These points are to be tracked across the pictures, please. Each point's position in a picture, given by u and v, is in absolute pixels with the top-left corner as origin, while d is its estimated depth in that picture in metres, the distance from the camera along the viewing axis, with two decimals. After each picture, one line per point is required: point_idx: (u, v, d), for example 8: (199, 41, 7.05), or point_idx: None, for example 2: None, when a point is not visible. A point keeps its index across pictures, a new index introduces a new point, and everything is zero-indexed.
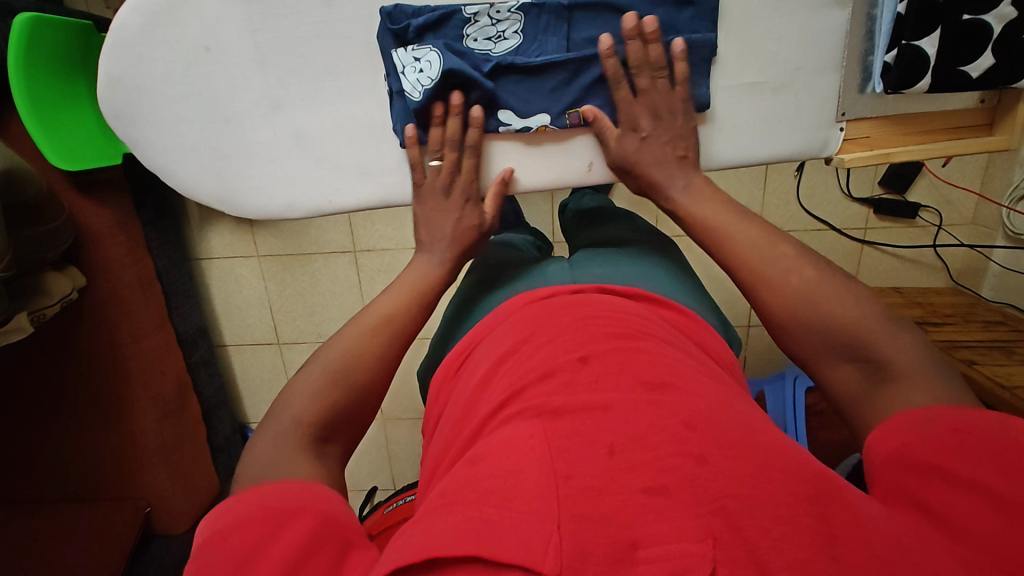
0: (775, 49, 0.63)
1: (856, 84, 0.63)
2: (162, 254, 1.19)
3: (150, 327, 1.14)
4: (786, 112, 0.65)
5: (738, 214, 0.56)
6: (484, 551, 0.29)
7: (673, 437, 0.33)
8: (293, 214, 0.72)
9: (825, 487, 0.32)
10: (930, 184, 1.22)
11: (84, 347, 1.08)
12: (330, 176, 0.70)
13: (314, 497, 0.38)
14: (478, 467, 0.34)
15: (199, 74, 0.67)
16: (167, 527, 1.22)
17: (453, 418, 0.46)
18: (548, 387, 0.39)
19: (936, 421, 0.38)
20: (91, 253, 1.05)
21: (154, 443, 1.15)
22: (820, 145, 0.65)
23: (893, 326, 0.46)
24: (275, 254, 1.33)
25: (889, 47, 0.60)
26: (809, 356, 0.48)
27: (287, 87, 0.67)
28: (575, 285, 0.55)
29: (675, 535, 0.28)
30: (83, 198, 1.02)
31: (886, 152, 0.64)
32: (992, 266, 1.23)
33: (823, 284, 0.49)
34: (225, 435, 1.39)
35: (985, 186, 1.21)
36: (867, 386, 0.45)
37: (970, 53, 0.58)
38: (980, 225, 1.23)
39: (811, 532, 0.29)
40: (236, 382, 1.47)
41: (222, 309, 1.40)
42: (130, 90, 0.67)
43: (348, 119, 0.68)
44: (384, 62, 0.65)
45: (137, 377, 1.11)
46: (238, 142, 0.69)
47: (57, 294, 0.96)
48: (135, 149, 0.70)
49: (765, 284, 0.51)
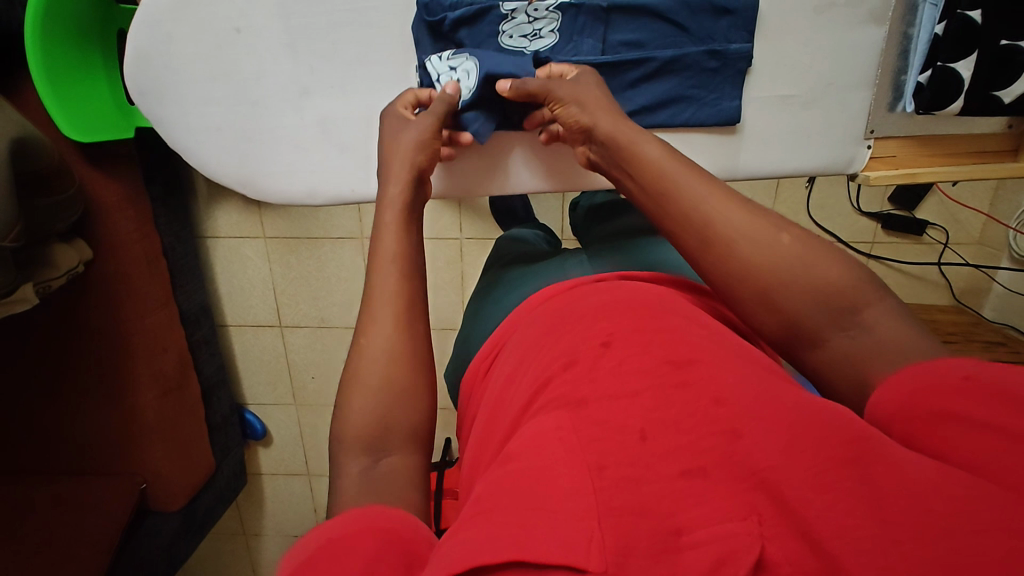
0: (809, 63, 0.63)
1: (887, 102, 0.63)
2: (168, 231, 1.18)
3: (154, 303, 1.13)
4: (815, 124, 0.65)
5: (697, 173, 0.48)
6: (527, 554, 0.30)
7: (706, 418, 0.34)
8: (313, 201, 0.71)
9: (864, 445, 0.31)
10: (939, 203, 1.23)
11: (89, 321, 1.07)
12: (352, 164, 0.70)
13: (369, 513, 0.38)
14: (509, 468, 0.35)
15: (229, 55, 0.66)
16: (163, 504, 1.21)
17: (486, 415, 0.47)
18: (572, 375, 0.40)
19: (942, 370, 0.35)
20: (97, 227, 1.03)
21: (153, 419, 1.14)
22: (847, 162, 0.65)
23: (879, 291, 0.41)
24: (281, 236, 1.32)
25: (924, 68, 0.60)
26: (807, 328, 0.41)
27: (317, 74, 0.67)
28: (599, 276, 0.55)
29: (721, 516, 0.30)
30: (94, 171, 1.01)
31: (912, 173, 0.64)
32: (996, 287, 1.24)
33: (810, 246, 0.43)
34: (222, 415, 1.38)
35: (994, 208, 1.22)
36: (861, 353, 0.39)
37: (1002, 78, 0.59)
38: (986, 246, 1.25)
39: (857, 497, 0.28)
40: (236, 363, 1.46)
41: (225, 289, 1.39)
42: (157, 68, 0.66)
43: (376, 108, 0.67)
44: (418, 53, 0.65)
45: (139, 353, 1.11)
46: (264, 126, 0.69)
47: (64, 267, 0.95)
48: (158, 128, 0.69)
49: (747, 244, 0.43)
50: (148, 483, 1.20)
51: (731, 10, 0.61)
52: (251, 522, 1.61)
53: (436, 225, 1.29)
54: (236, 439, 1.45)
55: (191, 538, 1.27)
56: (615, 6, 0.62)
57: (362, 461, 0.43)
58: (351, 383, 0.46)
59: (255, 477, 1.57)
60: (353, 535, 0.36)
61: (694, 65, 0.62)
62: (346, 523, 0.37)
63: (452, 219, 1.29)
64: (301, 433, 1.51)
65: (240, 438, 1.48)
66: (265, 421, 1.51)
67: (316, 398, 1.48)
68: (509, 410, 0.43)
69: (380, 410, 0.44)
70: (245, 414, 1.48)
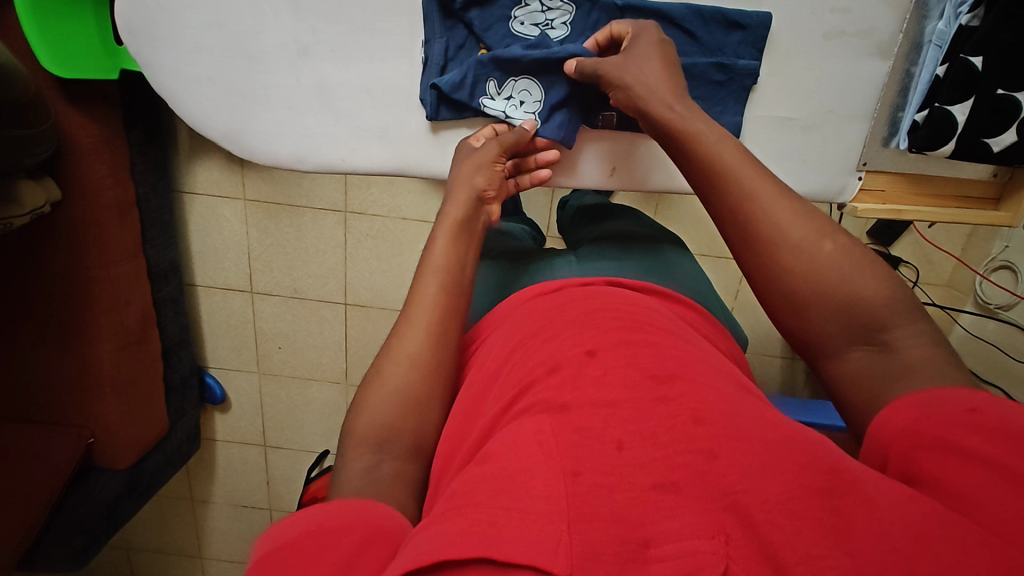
0: (812, 88, 0.63)
1: (881, 137, 0.64)
2: (144, 180, 1.14)
3: (123, 254, 1.09)
4: (811, 150, 0.65)
5: (757, 165, 0.47)
6: (494, 552, 0.30)
7: (684, 434, 0.34)
8: (301, 166, 0.69)
9: (835, 478, 0.32)
10: (914, 242, 1.26)
11: (53, 264, 1.03)
12: (346, 135, 0.68)
13: (344, 508, 0.38)
14: (485, 467, 0.35)
15: (228, 5, 0.64)
16: (110, 461, 1.18)
17: (460, 410, 0.46)
18: (556, 381, 0.40)
19: (950, 401, 0.37)
20: (69, 168, 0.99)
21: (108, 372, 1.10)
22: (837, 190, 0.66)
23: (912, 312, 0.42)
24: (261, 200, 1.29)
25: (921, 107, 0.62)
26: (825, 338, 0.43)
27: (318, 37, 0.65)
28: (586, 279, 0.55)
29: (687, 533, 0.30)
30: (70, 108, 0.96)
31: (899, 209, 0.66)
32: (958, 329, 1.28)
33: (852, 256, 0.43)
34: (181, 375, 1.35)
35: (965, 252, 1.26)
36: (879, 375, 0.41)
37: (995, 126, 0.60)
38: (954, 289, 1.28)
39: (825, 526, 0.29)
40: (200, 324, 1.42)
41: (197, 248, 1.35)
42: (149, 8, 0.63)
43: (377, 80, 0.66)
44: (424, 26, 0.63)
45: (100, 305, 1.07)
46: (258, 83, 0.66)
47: (28, 206, 0.91)
48: (145, 71, 0.66)
49: (788, 246, 0.44)
50: (96, 438, 1.16)
51: (743, 26, 0.60)
52: (200, 488, 1.58)
53: (421, 207, 1.28)
54: (193, 402, 1.41)
55: (135, 498, 1.24)
56: (630, 6, 0.61)
57: (368, 460, 0.43)
58: (372, 384, 0.47)
59: (209, 443, 1.53)
60: (345, 525, 0.36)
61: (702, 75, 0.62)
62: (339, 513, 0.37)
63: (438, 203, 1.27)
64: (262, 403, 1.49)
65: (198, 401, 1.44)
66: (225, 387, 1.48)
67: (280, 368, 1.45)
68: (489, 406, 0.43)
69: (393, 414, 0.45)
70: (206, 377, 1.45)
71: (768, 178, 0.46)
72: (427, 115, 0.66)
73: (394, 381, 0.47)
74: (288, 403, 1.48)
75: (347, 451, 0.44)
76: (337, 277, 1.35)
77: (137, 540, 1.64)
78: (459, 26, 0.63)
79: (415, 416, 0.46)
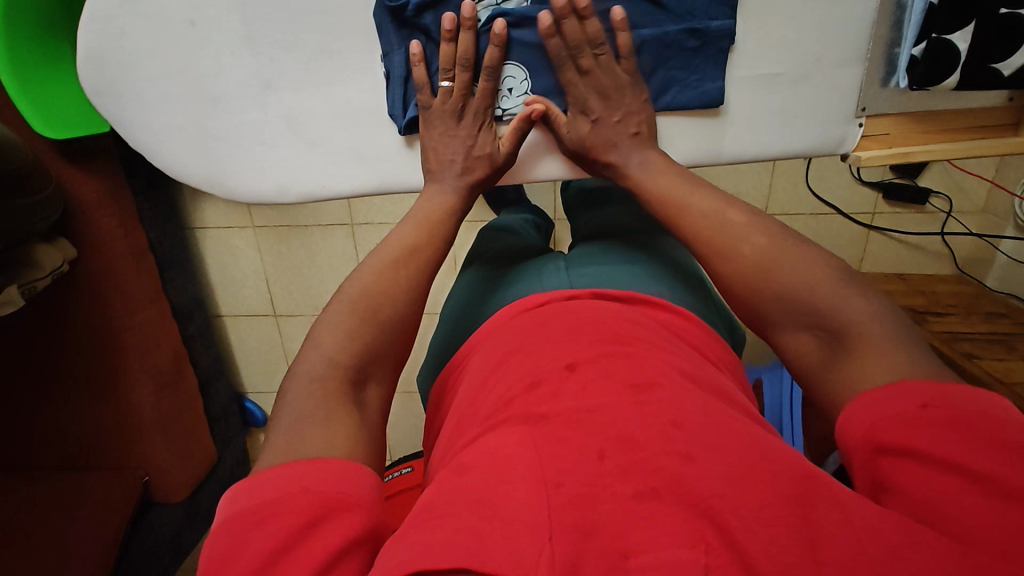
0: (795, 39, 0.61)
1: (879, 78, 0.62)
2: (154, 225, 1.16)
3: (146, 298, 1.12)
4: (802, 104, 0.64)
5: (706, 191, 0.54)
6: (475, 563, 0.28)
7: (659, 433, 0.34)
8: (285, 197, 0.73)
9: (808, 485, 0.31)
10: (942, 171, 1.19)
11: (79, 317, 1.06)
12: (325, 160, 0.70)
13: (314, 478, 0.37)
14: (463, 480, 0.34)
15: (185, 51, 0.66)
16: (167, 494, 1.23)
17: (449, 427, 0.45)
18: (535, 397, 0.39)
19: (906, 394, 0.37)
20: (80, 225, 1.01)
21: (149, 413, 1.15)
22: (836, 142, 0.65)
23: (843, 287, 0.44)
24: (270, 225, 1.31)
25: (917, 40, 0.58)
26: (776, 324, 0.47)
27: (277, 66, 0.66)
28: (571, 292, 0.53)
29: (666, 543, 0.28)
30: (70, 167, 0.98)
31: (906, 153, 0.63)
32: (1000, 257, 1.20)
33: (770, 250, 0.47)
34: (221, 404, 1.39)
35: (999, 173, 1.17)
36: (821, 353, 0.43)
37: (1001, 51, 0.56)
38: (991, 214, 1.20)
39: (796, 533, 0.29)
40: (233, 352, 1.47)
41: (217, 279, 1.38)
42: (111, 65, 0.66)
43: (344, 102, 0.67)
44: (381, 39, 0.63)
45: (131, 349, 1.10)
46: (227, 123, 0.69)
47: (48, 267, 0.94)
48: (119, 129, 0.69)
49: (718, 255, 0.50)
50: (150, 476, 1.21)
51: None
52: None
53: None
54: (237, 428, 1.46)
55: (195, 527, 1.29)
56: None
57: (344, 378, 0.45)
58: (343, 295, 0.51)
59: None
60: (342, 500, 0.36)
61: (673, 44, 0.61)
62: (337, 481, 0.37)
63: None
64: None
65: (241, 426, 1.49)
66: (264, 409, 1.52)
67: None
68: (470, 426, 0.41)
69: (371, 339, 0.48)
70: (246, 403, 1.49)
71: (720, 203, 0.52)
72: (399, 129, 0.67)
73: (363, 304, 0.50)
74: None
75: (316, 360, 0.46)
76: None
77: None
78: (416, 32, 0.62)
79: (381, 342, 0.49)
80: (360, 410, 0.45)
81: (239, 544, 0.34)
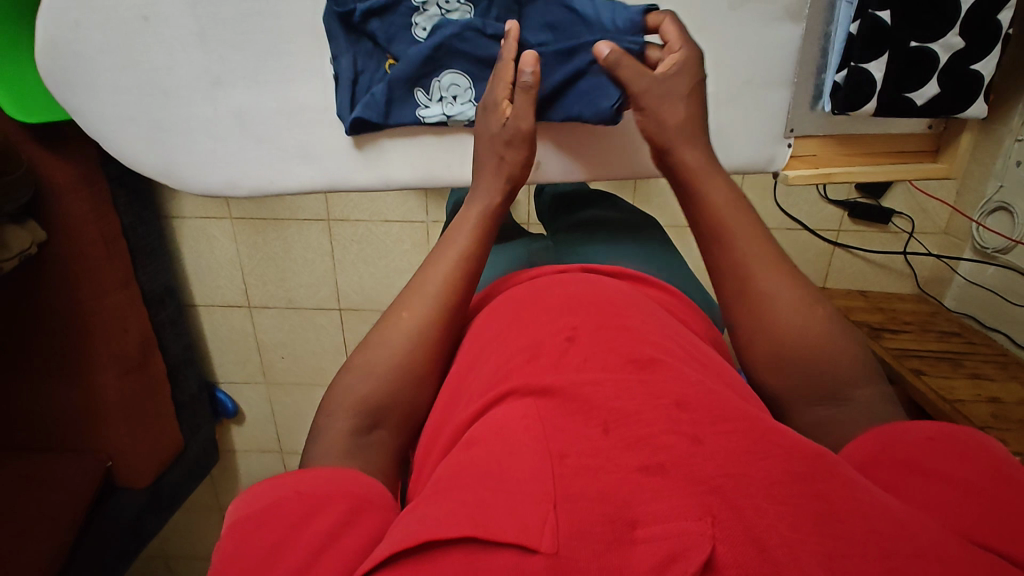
0: (727, 62, 0.68)
1: (807, 101, 0.69)
2: (128, 211, 1.14)
3: (115, 283, 1.10)
4: (733, 122, 0.70)
5: (755, 224, 0.51)
6: (478, 531, 0.30)
7: (666, 415, 0.34)
8: (232, 191, 0.75)
9: (818, 463, 0.32)
10: (906, 193, 1.24)
11: (48, 301, 1.04)
12: (272, 156, 0.74)
13: (305, 480, 0.39)
14: (471, 453, 0.35)
15: (137, 44, 0.69)
16: (129, 481, 1.20)
17: (442, 404, 0.46)
18: (536, 367, 0.40)
19: (908, 430, 0.39)
20: (51, 208, 0.99)
21: (114, 398, 1.12)
22: (767, 160, 0.72)
23: (875, 380, 0.46)
24: (247, 217, 1.29)
25: (840, 67, 0.66)
26: (794, 392, 0.46)
27: (225, 64, 0.70)
28: (560, 266, 0.56)
29: (673, 515, 0.29)
30: (46, 153, 0.96)
31: (829, 173, 0.72)
32: (958, 279, 1.25)
33: (830, 328, 0.47)
34: (191, 392, 1.38)
35: (959, 198, 1.23)
36: (837, 423, 0.44)
37: (915, 81, 0.66)
38: (951, 236, 1.26)
39: (806, 508, 0.30)
40: (206, 343, 1.45)
41: (193, 269, 1.36)
42: (67, 53, 0.69)
43: (292, 103, 0.71)
44: (329, 43, 0.68)
45: (100, 334, 1.08)
46: (177, 115, 0.72)
47: (16, 248, 0.91)
48: (75, 117, 0.72)
49: (780, 303, 0.48)
50: (113, 461, 1.18)
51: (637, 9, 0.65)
52: (225, 497, 1.62)
53: (401, 208, 1.27)
54: (206, 417, 1.45)
55: (156, 514, 1.26)
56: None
57: (356, 425, 0.45)
58: (379, 336, 0.49)
59: (228, 453, 1.58)
60: (340, 496, 0.37)
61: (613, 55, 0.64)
62: (333, 482, 0.39)
63: (417, 202, 1.26)
64: (273, 410, 1.52)
65: (212, 416, 1.48)
66: (236, 399, 1.51)
67: (286, 377, 1.47)
68: (466, 400, 0.43)
69: (388, 385, 0.47)
70: (217, 393, 1.48)
71: (767, 244, 0.50)
72: (347, 131, 0.71)
73: (392, 349, 0.48)
74: (297, 411, 1.51)
75: (333, 412, 0.45)
76: (331, 285, 1.36)
77: (164, 553, 1.65)
78: (362, 37, 0.68)
79: (406, 389, 0.47)
80: (366, 443, 0.44)
81: (227, 548, 0.35)
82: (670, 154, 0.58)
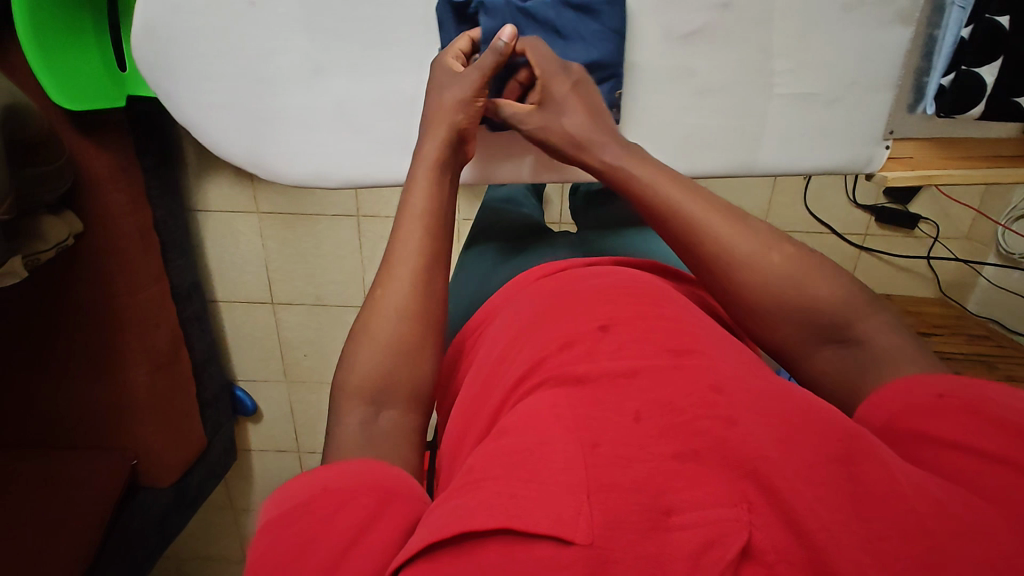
0: (836, 62, 0.68)
1: (907, 104, 0.70)
2: (161, 205, 1.15)
3: (147, 278, 1.11)
4: (834, 123, 0.71)
5: (701, 197, 0.51)
6: (514, 523, 0.30)
7: (702, 400, 0.35)
8: (324, 181, 0.76)
9: (855, 444, 0.33)
10: (932, 199, 1.25)
11: (76, 295, 1.04)
12: (366, 148, 0.75)
13: (325, 476, 0.39)
14: (501, 442, 0.36)
15: (238, 24, 0.69)
16: (155, 478, 1.21)
17: (472, 382, 0.47)
18: (569, 356, 0.41)
19: (924, 384, 0.41)
20: (87, 201, 1.00)
21: (145, 394, 1.13)
22: (864, 161, 0.72)
23: (872, 305, 0.47)
24: (277, 212, 1.30)
25: (947, 71, 0.67)
26: (790, 339, 0.47)
27: (332, 54, 0.70)
28: (590, 259, 0.57)
29: (707, 501, 0.30)
30: (84, 141, 0.97)
31: (930, 174, 0.72)
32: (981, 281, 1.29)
33: (800, 263, 0.47)
34: (213, 391, 1.38)
35: (984, 203, 1.24)
36: (850, 365, 0.45)
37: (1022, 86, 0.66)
38: (972, 240, 1.28)
39: (847, 493, 0.31)
40: (227, 341, 1.46)
41: (217, 265, 1.37)
42: (162, 39, 0.70)
43: (394, 93, 0.72)
44: (441, 35, 0.68)
45: (133, 327, 1.09)
46: (275, 103, 0.73)
47: (53, 240, 0.92)
48: (166, 103, 0.73)
49: (740, 265, 0.48)
50: (139, 459, 1.19)
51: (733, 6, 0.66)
52: (240, 497, 1.62)
53: None
54: (226, 415, 1.46)
55: (181, 512, 1.27)
56: None
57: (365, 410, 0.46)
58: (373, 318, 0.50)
59: (245, 451, 1.58)
60: (362, 489, 0.38)
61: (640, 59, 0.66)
62: (356, 474, 0.39)
63: None
64: (292, 408, 1.53)
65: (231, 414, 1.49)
66: (255, 398, 1.52)
67: (307, 374, 1.48)
68: (498, 386, 0.43)
69: (394, 367, 0.47)
70: (237, 391, 1.49)
71: (711, 209, 0.50)
72: None
73: (389, 334, 0.48)
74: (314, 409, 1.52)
75: (347, 400, 0.46)
76: (357, 282, 1.36)
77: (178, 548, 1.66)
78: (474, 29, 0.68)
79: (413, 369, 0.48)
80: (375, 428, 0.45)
81: (262, 549, 0.36)
82: (587, 152, 0.58)
